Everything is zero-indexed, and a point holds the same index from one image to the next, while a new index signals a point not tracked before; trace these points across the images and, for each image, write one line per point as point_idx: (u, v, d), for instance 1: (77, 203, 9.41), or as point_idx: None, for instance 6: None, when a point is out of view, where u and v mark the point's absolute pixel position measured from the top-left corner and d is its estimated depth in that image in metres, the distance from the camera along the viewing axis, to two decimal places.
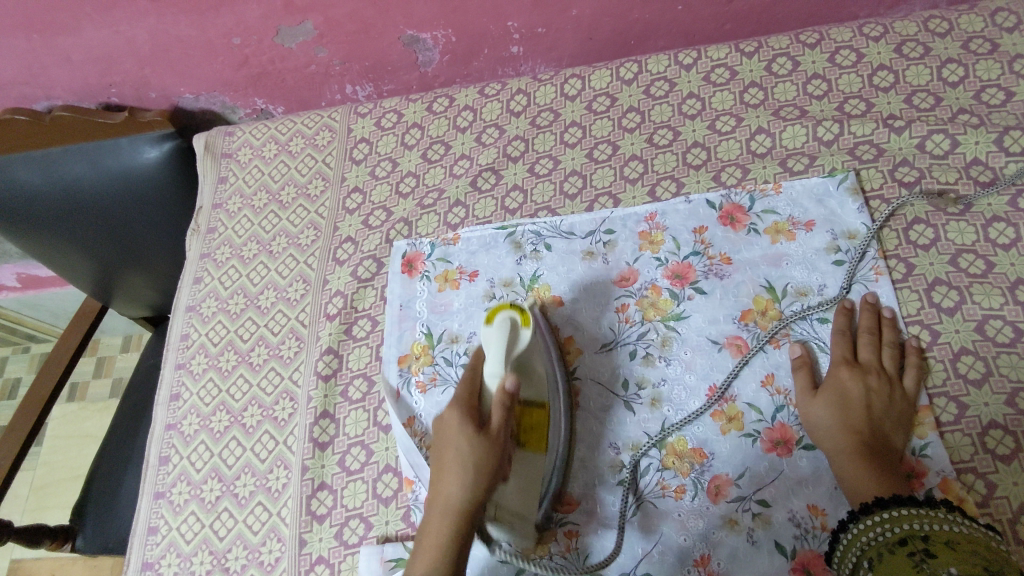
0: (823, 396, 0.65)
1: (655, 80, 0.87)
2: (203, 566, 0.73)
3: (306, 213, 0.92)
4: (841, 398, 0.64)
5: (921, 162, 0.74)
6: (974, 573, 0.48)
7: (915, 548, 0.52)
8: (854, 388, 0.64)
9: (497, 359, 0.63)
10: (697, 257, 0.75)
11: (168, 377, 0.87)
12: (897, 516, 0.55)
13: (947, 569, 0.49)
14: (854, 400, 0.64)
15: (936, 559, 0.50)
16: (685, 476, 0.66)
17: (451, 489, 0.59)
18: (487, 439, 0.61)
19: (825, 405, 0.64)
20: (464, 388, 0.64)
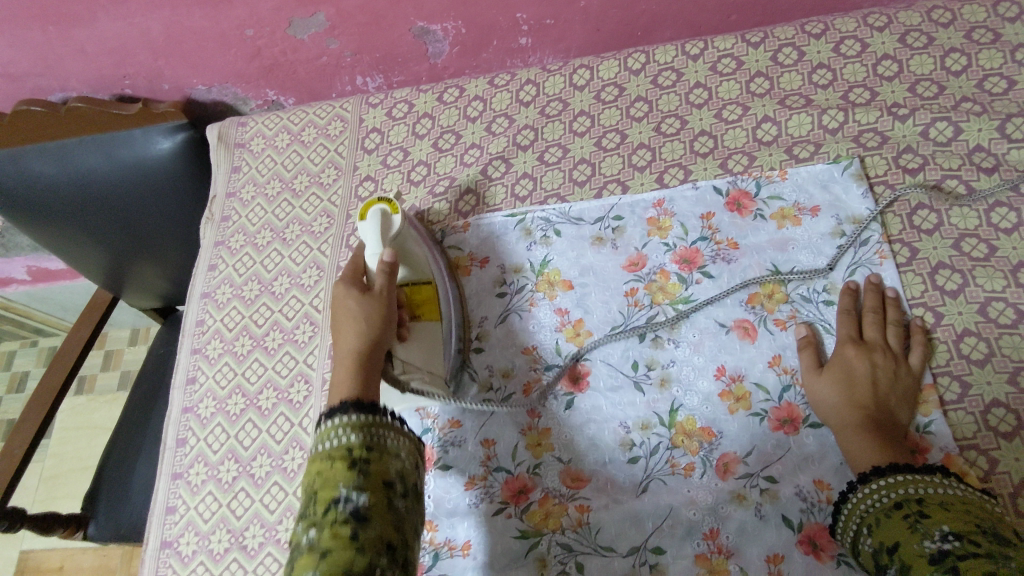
0: (825, 374, 0.66)
1: (663, 70, 0.88)
2: (220, 544, 0.75)
3: (319, 202, 0.94)
4: (846, 375, 0.65)
5: (924, 149, 0.76)
6: (965, 530, 0.50)
7: (911, 510, 0.54)
8: (859, 366, 0.66)
9: (375, 241, 0.71)
10: (704, 242, 0.76)
11: (183, 362, 0.88)
12: (891, 481, 0.57)
13: (941, 528, 0.51)
14: (858, 378, 0.65)
15: (931, 519, 0.53)
16: (694, 454, 0.67)
17: (349, 342, 0.62)
18: (373, 297, 0.65)
19: (829, 381, 0.65)
20: (348, 271, 0.70)
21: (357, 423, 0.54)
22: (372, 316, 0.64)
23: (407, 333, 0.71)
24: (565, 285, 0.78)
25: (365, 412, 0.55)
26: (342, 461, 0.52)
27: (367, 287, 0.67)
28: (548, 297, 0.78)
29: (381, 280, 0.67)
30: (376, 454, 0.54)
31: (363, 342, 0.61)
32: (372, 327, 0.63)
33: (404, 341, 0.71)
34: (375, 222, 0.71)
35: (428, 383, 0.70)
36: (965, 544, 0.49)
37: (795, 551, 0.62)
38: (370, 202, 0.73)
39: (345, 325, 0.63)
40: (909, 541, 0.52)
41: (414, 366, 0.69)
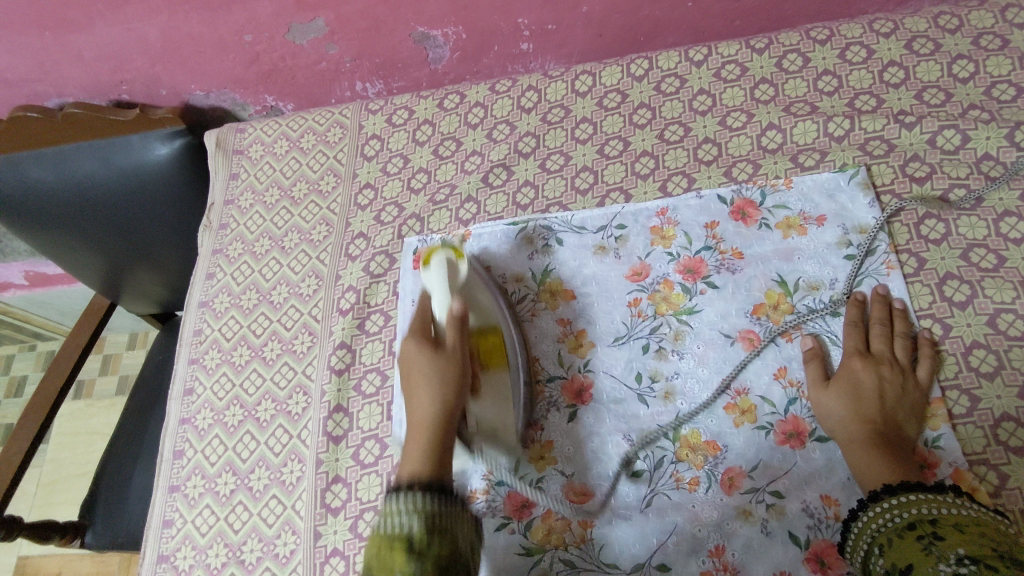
0: (830, 388, 0.65)
1: (666, 77, 0.87)
2: (218, 558, 0.74)
3: (318, 209, 0.93)
4: (851, 389, 0.64)
5: (932, 157, 0.75)
6: (982, 554, 0.48)
7: (925, 530, 0.53)
8: (864, 380, 0.65)
9: (443, 292, 0.68)
10: (709, 252, 0.75)
11: (181, 372, 0.87)
12: (905, 501, 0.56)
13: (956, 551, 0.50)
14: (864, 391, 0.64)
15: (945, 541, 0.51)
16: (698, 468, 0.66)
17: (422, 405, 0.61)
18: (445, 355, 0.64)
19: (835, 396, 0.64)
20: (416, 321, 0.69)
21: (426, 507, 0.52)
22: (446, 378, 0.62)
23: (478, 390, 0.69)
24: (567, 295, 0.77)
25: (434, 500, 0.53)
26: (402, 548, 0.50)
27: (437, 339, 0.66)
28: (550, 308, 0.77)
29: (452, 340, 0.65)
30: (440, 541, 0.51)
31: (438, 399, 0.61)
32: (447, 392, 0.62)
33: (477, 397, 0.69)
34: (440, 271, 0.70)
35: (493, 435, 0.69)
36: (981, 569, 0.47)
37: (802, 568, 0.61)
38: (432, 249, 0.72)
39: (417, 382, 0.63)
40: (923, 563, 0.51)
41: (479, 424, 0.69)
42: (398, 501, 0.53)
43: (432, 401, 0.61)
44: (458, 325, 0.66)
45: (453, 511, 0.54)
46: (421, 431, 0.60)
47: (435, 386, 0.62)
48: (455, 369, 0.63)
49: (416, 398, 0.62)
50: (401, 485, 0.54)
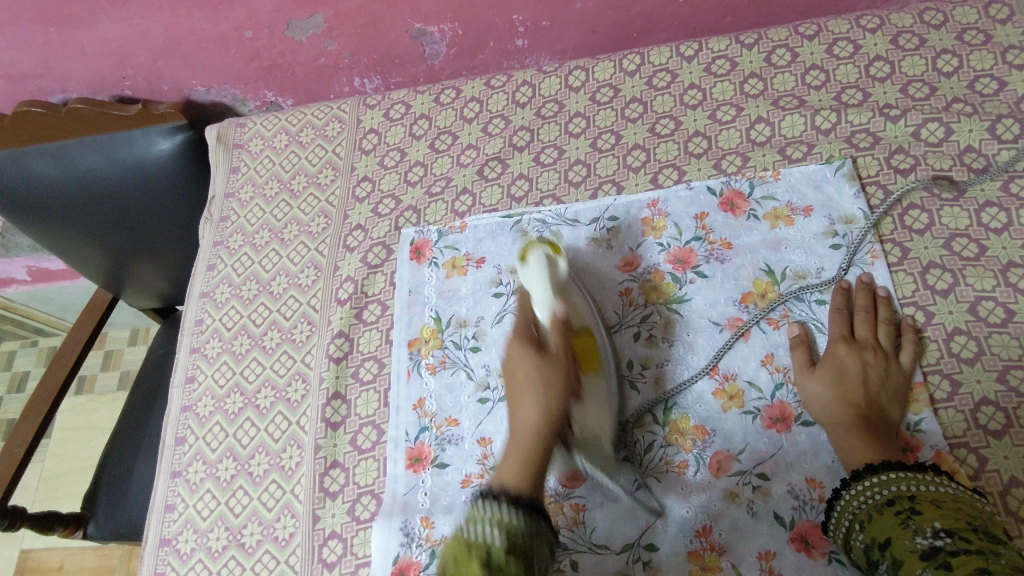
0: (817, 373, 0.67)
1: (657, 72, 0.89)
2: (219, 542, 0.76)
3: (316, 202, 0.94)
4: (837, 374, 0.66)
5: (916, 149, 0.76)
6: (957, 527, 0.50)
7: (903, 506, 0.55)
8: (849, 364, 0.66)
9: (543, 288, 0.68)
10: (698, 242, 0.77)
11: (182, 362, 0.89)
12: (887, 479, 0.57)
13: (933, 525, 0.51)
14: (849, 375, 0.66)
15: (922, 515, 0.53)
16: (688, 452, 0.68)
17: (529, 416, 0.62)
18: (552, 361, 0.64)
19: (822, 380, 0.66)
20: (521, 325, 0.69)
21: (510, 520, 0.53)
22: (551, 388, 0.63)
23: (581, 396, 0.65)
24: None
25: (523, 518, 0.54)
26: (488, 552, 0.51)
27: (546, 351, 0.65)
28: None
29: (555, 343, 0.66)
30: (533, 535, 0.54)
31: (544, 412, 0.61)
32: (554, 403, 0.62)
33: (579, 402, 0.65)
34: (539, 268, 0.68)
35: (593, 447, 0.66)
36: (956, 540, 0.49)
37: (787, 548, 0.63)
38: (529, 245, 0.70)
39: (524, 390, 0.64)
40: (901, 537, 0.53)
41: (586, 435, 0.65)
42: (485, 504, 0.55)
43: (535, 405, 0.62)
44: (560, 328, 0.67)
45: (537, 477, 0.58)
46: (521, 450, 0.60)
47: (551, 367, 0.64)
48: (555, 366, 0.64)
49: (521, 413, 0.63)
50: (490, 494, 0.56)
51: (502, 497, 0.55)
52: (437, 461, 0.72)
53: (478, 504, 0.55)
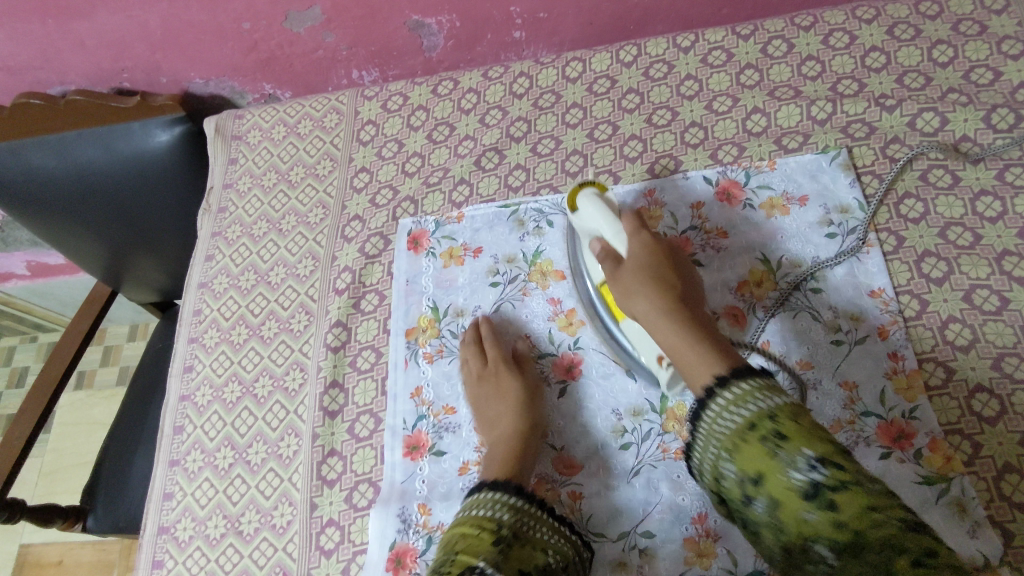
0: (639, 300, 0.64)
1: (654, 63, 0.89)
2: (217, 529, 0.76)
3: (315, 193, 0.95)
4: (646, 289, 0.63)
5: (912, 139, 0.77)
6: (828, 456, 0.48)
7: (767, 433, 0.50)
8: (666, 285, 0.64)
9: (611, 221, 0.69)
10: (695, 231, 0.77)
11: (181, 351, 0.89)
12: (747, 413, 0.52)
13: (803, 454, 0.48)
14: (663, 296, 0.63)
15: (790, 444, 0.49)
16: (684, 439, 0.68)
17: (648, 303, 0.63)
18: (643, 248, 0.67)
19: (637, 301, 0.64)
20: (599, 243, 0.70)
21: (511, 502, 0.63)
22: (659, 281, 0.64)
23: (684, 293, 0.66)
24: (557, 275, 0.79)
25: (522, 502, 0.63)
26: (489, 533, 0.60)
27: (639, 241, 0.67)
28: (540, 287, 0.79)
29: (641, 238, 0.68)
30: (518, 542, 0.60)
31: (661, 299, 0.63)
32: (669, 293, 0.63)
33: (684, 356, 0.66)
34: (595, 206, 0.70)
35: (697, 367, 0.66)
36: (832, 472, 0.47)
37: None
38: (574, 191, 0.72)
39: (635, 292, 0.64)
40: (772, 471, 0.49)
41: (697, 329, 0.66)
42: (489, 498, 0.63)
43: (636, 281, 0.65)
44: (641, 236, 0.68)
45: (536, 514, 0.63)
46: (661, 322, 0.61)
47: (656, 290, 0.63)
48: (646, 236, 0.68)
49: (640, 304, 0.63)
50: (489, 484, 0.65)
51: (507, 485, 0.64)
52: (434, 449, 0.73)
53: (479, 497, 0.64)
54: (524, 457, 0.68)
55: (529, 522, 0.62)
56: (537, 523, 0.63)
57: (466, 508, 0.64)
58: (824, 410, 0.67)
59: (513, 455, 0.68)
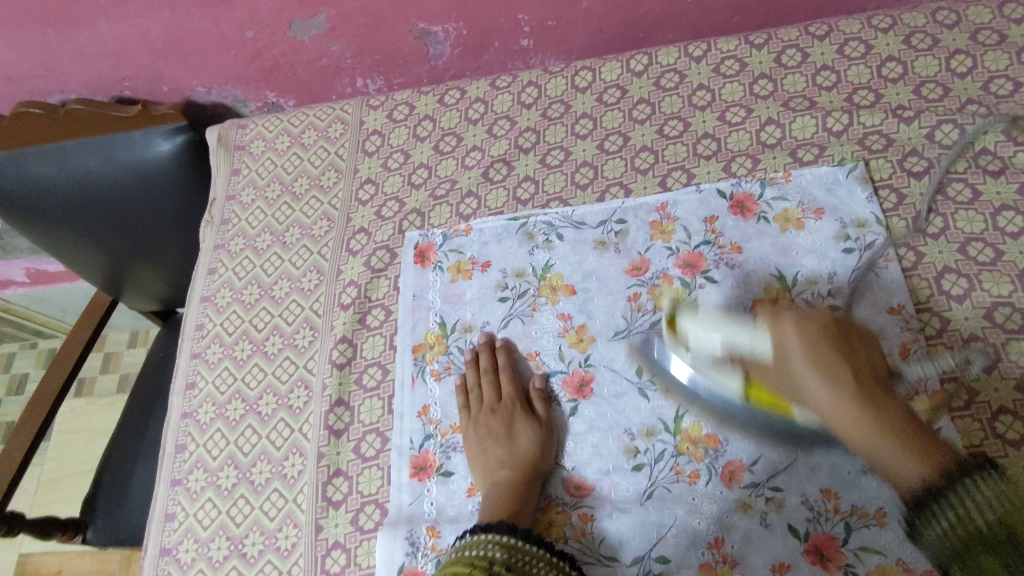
0: (791, 345, 0.57)
1: (665, 72, 0.88)
2: (220, 551, 0.74)
3: (319, 205, 0.93)
4: (807, 345, 0.56)
5: (930, 152, 0.75)
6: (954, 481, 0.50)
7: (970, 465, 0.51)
8: (827, 330, 0.57)
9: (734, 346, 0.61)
10: (708, 246, 0.76)
11: (183, 367, 0.87)
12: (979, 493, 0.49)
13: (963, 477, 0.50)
14: (819, 338, 0.56)
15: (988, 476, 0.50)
16: (699, 461, 0.66)
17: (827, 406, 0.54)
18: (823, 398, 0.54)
19: (788, 339, 0.57)
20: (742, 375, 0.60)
21: (505, 540, 0.61)
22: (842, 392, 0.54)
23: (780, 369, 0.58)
24: (567, 289, 0.77)
25: (516, 540, 0.61)
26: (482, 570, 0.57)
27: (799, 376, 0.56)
28: (550, 302, 0.77)
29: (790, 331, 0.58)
30: None
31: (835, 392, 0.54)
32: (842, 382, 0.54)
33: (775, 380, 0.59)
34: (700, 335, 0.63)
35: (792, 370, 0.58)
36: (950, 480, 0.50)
37: (802, 560, 0.61)
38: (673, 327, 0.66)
39: (806, 377, 0.55)
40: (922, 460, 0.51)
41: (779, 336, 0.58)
42: (483, 536, 0.61)
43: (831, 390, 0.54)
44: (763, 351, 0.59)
45: (532, 551, 0.61)
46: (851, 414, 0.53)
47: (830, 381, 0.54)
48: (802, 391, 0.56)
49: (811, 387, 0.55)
50: (485, 526, 0.62)
51: (503, 526, 0.62)
52: (442, 469, 0.72)
53: (473, 536, 0.62)
54: (527, 498, 0.67)
55: (525, 558, 0.60)
56: (532, 557, 0.60)
57: (459, 547, 0.61)
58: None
59: (508, 494, 0.66)
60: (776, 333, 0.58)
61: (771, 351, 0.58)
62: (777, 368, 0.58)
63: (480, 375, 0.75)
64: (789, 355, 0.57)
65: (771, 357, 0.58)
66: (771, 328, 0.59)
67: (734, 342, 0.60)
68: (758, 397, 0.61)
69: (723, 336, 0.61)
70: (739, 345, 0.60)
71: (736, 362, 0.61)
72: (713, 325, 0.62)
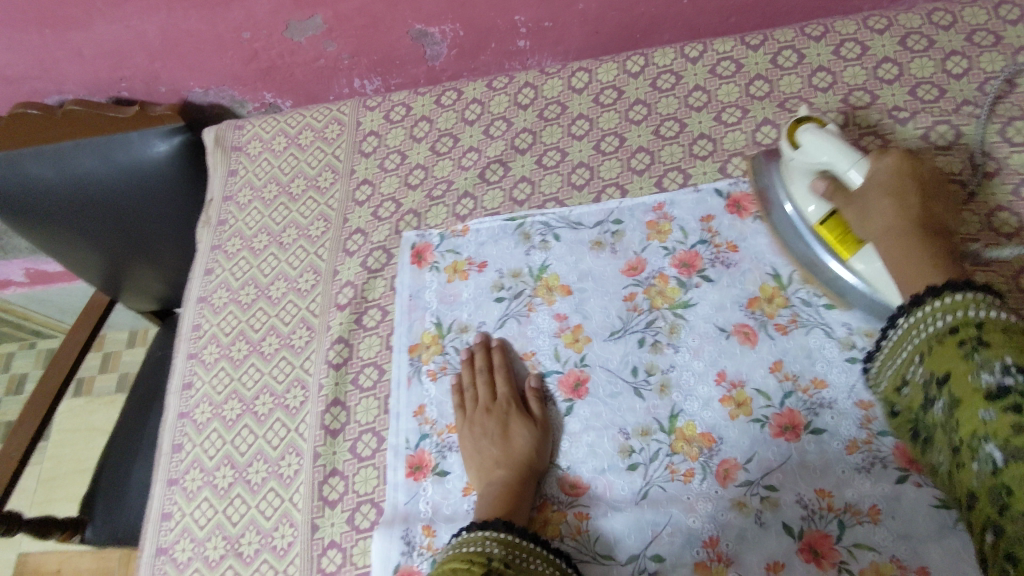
0: (879, 188, 0.63)
1: (661, 73, 0.88)
2: (216, 551, 0.75)
3: (316, 205, 0.93)
4: (885, 188, 0.63)
5: (925, 153, 0.75)
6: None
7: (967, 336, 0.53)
8: (919, 211, 0.63)
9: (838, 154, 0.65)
10: (703, 246, 0.76)
11: (180, 367, 0.88)
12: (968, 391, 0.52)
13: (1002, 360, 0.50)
14: (903, 173, 0.64)
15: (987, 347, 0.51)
16: (693, 460, 0.67)
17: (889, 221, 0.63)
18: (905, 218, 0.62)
19: (878, 167, 0.64)
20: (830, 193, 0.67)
21: (502, 537, 0.61)
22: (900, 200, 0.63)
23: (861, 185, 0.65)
24: (564, 289, 0.77)
25: (513, 537, 0.61)
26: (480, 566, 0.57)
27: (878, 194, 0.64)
28: (546, 302, 0.77)
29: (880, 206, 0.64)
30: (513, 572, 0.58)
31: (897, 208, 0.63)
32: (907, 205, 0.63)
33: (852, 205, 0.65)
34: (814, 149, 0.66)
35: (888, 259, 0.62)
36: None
37: (796, 559, 0.61)
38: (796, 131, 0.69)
39: (885, 193, 0.63)
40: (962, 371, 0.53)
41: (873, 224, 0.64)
42: (480, 533, 0.61)
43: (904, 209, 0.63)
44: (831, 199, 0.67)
45: (529, 548, 0.61)
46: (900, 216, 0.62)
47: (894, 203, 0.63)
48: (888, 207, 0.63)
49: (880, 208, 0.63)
50: (481, 523, 0.63)
51: (498, 523, 0.62)
52: (437, 469, 0.72)
53: (470, 534, 0.62)
54: (522, 497, 0.67)
55: (521, 554, 0.60)
56: (529, 553, 0.60)
57: (456, 545, 0.62)
58: (839, 430, 0.65)
59: (502, 494, 0.66)
60: (872, 165, 0.64)
61: (861, 179, 0.64)
62: (861, 193, 0.64)
63: (476, 375, 0.75)
64: (870, 203, 0.64)
65: (860, 185, 0.64)
66: (870, 161, 0.64)
67: (835, 168, 0.66)
68: (847, 250, 0.67)
69: (826, 161, 0.66)
70: (837, 170, 0.66)
71: (824, 187, 0.67)
72: (833, 142, 0.66)
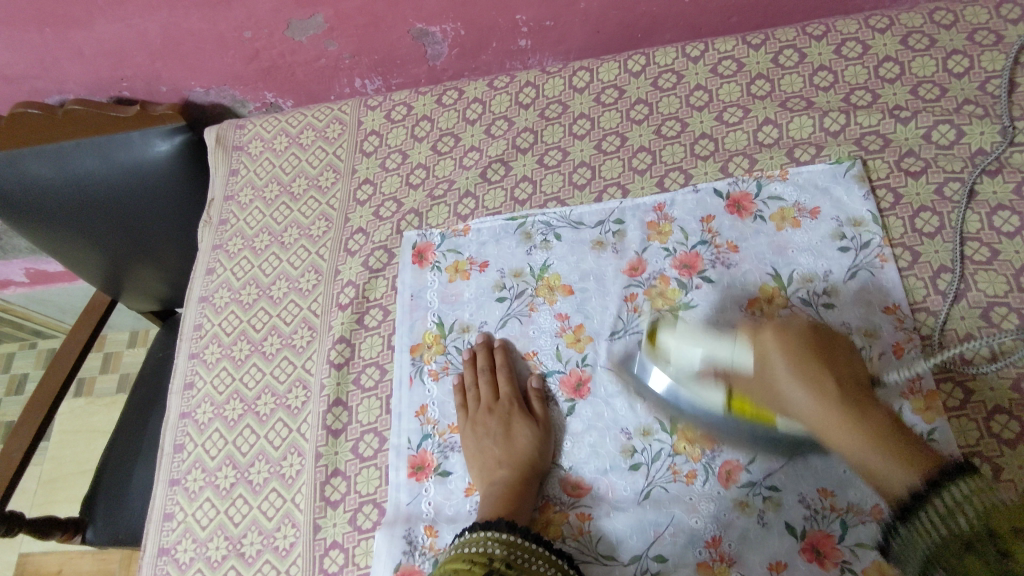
0: (765, 349, 0.59)
1: (663, 73, 0.88)
2: (218, 551, 0.75)
3: (317, 205, 0.93)
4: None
5: (926, 152, 0.75)
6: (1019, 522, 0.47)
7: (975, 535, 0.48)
8: (803, 334, 0.60)
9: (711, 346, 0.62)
10: (704, 245, 0.76)
11: (181, 367, 0.88)
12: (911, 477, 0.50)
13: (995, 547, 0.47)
14: (801, 350, 0.58)
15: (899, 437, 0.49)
16: (695, 460, 0.66)
17: (801, 403, 0.57)
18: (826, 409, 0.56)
19: (768, 346, 0.59)
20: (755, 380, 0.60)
21: (504, 537, 0.61)
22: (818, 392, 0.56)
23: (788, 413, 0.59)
24: (565, 290, 0.77)
25: (515, 538, 0.61)
26: (482, 567, 0.57)
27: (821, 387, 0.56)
28: (547, 302, 0.77)
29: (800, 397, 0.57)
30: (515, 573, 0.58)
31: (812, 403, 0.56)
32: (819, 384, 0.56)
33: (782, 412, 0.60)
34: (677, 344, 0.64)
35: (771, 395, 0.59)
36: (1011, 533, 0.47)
37: (798, 559, 0.61)
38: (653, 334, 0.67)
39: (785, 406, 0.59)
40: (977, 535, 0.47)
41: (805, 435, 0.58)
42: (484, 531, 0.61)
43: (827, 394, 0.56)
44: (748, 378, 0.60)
45: (531, 548, 0.61)
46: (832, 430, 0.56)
47: (806, 381, 0.57)
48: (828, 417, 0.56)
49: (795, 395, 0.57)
50: (487, 522, 0.63)
51: (501, 522, 0.62)
52: (439, 469, 0.72)
53: (473, 532, 0.62)
54: (524, 498, 0.67)
55: (523, 555, 0.60)
56: (529, 552, 0.60)
57: (459, 543, 0.62)
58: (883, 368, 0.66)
59: (503, 497, 0.66)
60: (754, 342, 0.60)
61: (753, 364, 0.60)
62: (760, 385, 0.60)
63: (478, 374, 0.75)
64: (777, 386, 0.58)
65: (754, 372, 0.60)
66: (749, 343, 0.60)
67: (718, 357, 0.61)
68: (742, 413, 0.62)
69: (705, 349, 0.62)
70: (722, 360, 0.61)
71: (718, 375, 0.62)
72: (691, 338, 0.63)
